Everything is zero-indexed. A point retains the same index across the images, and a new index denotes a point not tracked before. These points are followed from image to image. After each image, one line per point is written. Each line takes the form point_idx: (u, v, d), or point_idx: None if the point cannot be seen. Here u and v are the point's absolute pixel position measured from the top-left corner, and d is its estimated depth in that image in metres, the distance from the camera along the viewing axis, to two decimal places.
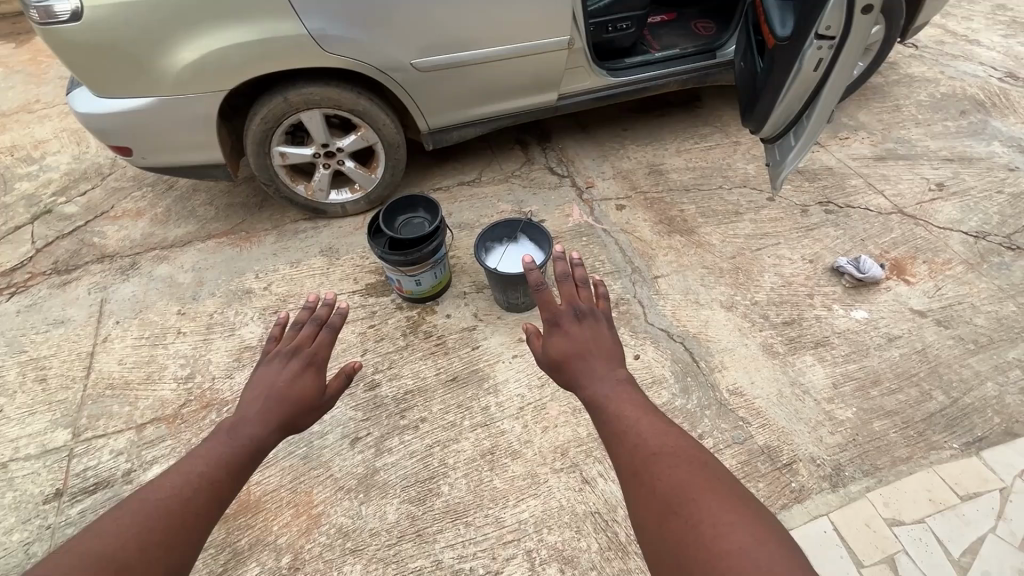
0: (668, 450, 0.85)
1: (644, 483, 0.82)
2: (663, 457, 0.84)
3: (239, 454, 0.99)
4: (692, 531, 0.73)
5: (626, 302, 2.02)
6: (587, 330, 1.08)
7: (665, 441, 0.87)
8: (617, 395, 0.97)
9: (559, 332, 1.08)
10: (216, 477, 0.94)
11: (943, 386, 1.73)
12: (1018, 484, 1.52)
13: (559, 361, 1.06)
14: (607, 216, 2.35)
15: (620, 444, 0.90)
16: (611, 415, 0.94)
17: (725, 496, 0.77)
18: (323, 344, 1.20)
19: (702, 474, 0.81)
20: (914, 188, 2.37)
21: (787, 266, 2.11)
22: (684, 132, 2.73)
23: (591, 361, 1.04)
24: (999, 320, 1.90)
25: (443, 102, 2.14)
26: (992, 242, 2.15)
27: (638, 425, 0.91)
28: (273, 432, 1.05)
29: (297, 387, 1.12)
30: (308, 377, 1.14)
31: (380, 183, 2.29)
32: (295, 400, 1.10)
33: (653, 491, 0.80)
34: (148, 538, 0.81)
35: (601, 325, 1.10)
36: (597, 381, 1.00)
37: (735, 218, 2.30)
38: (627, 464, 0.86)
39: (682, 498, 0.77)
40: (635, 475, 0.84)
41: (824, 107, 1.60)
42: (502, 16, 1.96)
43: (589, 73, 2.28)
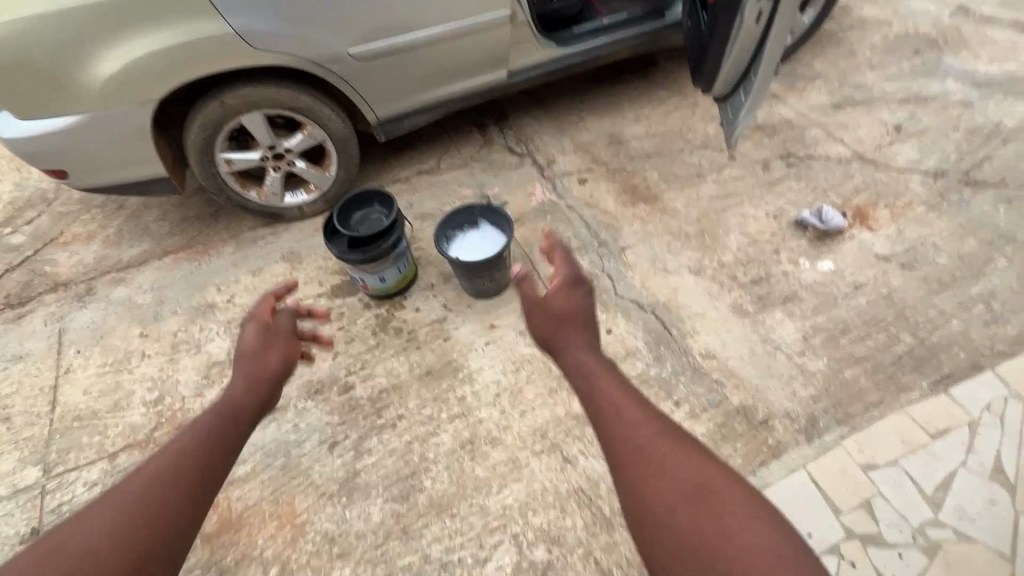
0: (663, 432, 0.88)
1: (638, 465, 0.85)
2: (666, 444, 0.87)
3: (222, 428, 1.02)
4: (693, 514, 0.77)
5: (594, 277, 2.00)
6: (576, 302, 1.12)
7: (660, 426, 0.90)
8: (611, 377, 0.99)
9: (563, 295, 1.12)
10: (201, 459, 0.94)
11: (910, 328, 1.75)
12: (986, 416, 1.55)
13: (550, 327, 1.10)
14: (570, 191, 2.32)
15: (617, 426, 0.91)
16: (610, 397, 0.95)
17: (721, 478, 0.81)
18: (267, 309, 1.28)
19: (696, 457, 0.85)
20: (872, 133, 2.37)
21: (752, 224, 2.10)
22: (641, 97, 2.69)
23: (586, 335, 1.08)
24: (961, 257, 1.92)
25: (388, 92, 2.08)
26: (951, 180, 2.16)
27: (634, 409, 0.92)
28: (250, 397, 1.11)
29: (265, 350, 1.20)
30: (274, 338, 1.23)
31: (336, 180, 2.23)
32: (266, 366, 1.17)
33: (648, 476, 0.83)
34: (136, 528, 0.81)
35: (586, 296, 1.13)
36: (585, 355, 1.04)
37: (698, 180, 2.29)
38: (628, 450, 0.88)
39: (680, 483, 0.81)
40: (627, 459, 0.87)
41: (767, 63, 1.58)
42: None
43: (536, 46, 2.22)
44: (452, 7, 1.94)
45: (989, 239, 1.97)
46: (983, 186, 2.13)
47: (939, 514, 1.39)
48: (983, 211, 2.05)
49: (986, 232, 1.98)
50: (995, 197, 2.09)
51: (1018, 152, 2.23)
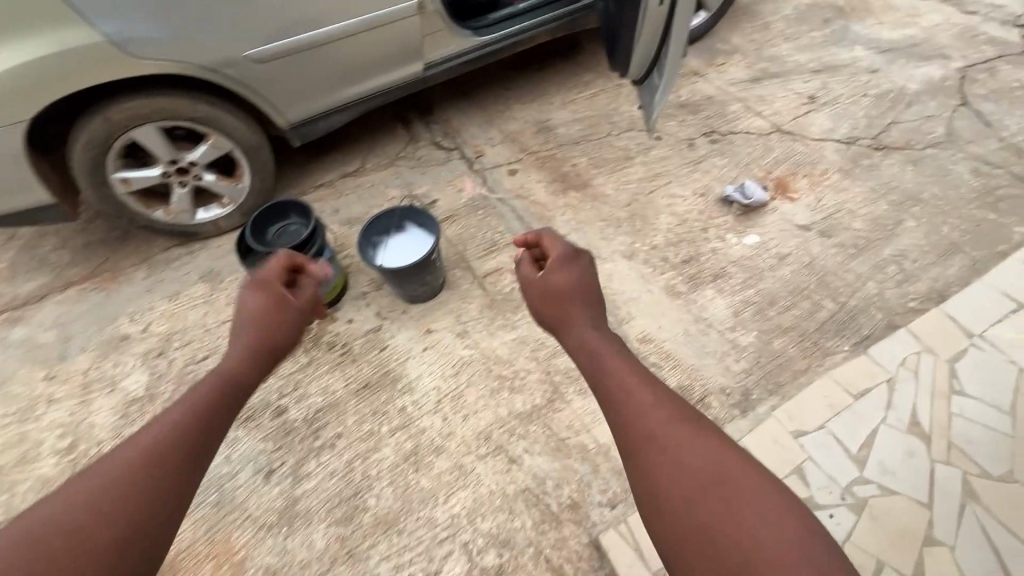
0: (679, 420, 0.88)
1: (648, 449, 0.86)
2: (684, 433, 0.86)
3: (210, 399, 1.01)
4: (708, 498, 0.79)
5: None
6: (576, 275, 1.18)
7: (676, 411, 0.90)
8: (617, 365, 0.99)
9: (557, 275, 1.16)
10: (189, 424, 0.94)
11: (831, 294, 1.82)
12: (902, 372, 1.61)
13: (549, 305, 1.15)
14: (500, 183, 2.28)
15: (628, 411, 0.91)
16: (621, 384, 0.95)
17: (736, 467, 0.81)
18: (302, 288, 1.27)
19: (714, 444, 0.84)
20: (788, 105, 2.43)
21: (680, 204, 2.12)
22: (567, 81, 2.65)
23: (588, 316, 1.11)
24: (874, 220, 2.00)
25: (295, 94, 1.96)
26: (863, 145, 2.25)
27: (647, 395, 0.92)
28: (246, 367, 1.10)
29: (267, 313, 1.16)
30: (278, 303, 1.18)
31: (251, 191, 2.10)
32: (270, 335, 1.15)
33: (662, 462, 0.84)
34: (113, 501, 0.81)
35: (582, 273, 1.18)
36: (590, 332, 1.08)
37: (626, 163, 2.29)
38: (642, 436, 0.88)
39: (697, 470, 0.82)
40: (639, 446, 0.87)
41: (676, 46, 1.58)
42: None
43: (451, 35, 2.14)
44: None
45: (898, 200, 2.05)
46: (890, 149, 2.23)
47: (865, 472, 1.45)
48: (892, 174, 2.14)
49: (895, 195, 2.07)
50: (902, 159, 2.18)
51: (921, 114, 2.33)
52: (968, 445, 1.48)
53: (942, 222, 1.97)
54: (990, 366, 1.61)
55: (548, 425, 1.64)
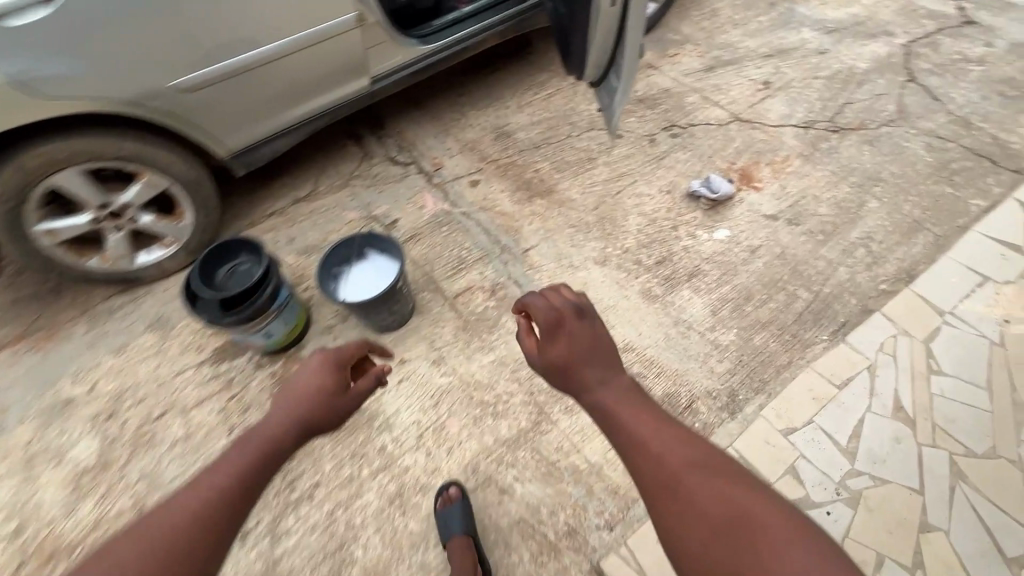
0: (689, 458, 0.81)
1: (659, 490, 0.80)
2: (695, 471, 0.80)
3: (258, 467, 0.95)
4: (730, 544, 0.72)
5: (502, 286, 1.92)
6: (580, 331, 0.99)
7: (684, 445, 0.83)
8: (622, 407, 0.90)
9: (560, 336, 0.98)
10: (243, 491, 0.91)
11: (805, 283, 1.82)
12: (881, 357, 1.62)
13: (556, 382, 0.99)
14: (463, 196, 2.20)
15: (637, 458, 0.84)
16: (625, 427, 0.88)
17: (753, 504, 0.75)
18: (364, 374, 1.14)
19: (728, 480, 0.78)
20: (744, 92, 2.43)
21: (647, 203, 2.08)
22: (521, 83, 2.58)
23: (597, 368, 0.95)
24: (839, 204, 2.01)
25: (233, 121, 1.82)
26: (820, 128, 2.26)
27: (654, 435, 0.85)
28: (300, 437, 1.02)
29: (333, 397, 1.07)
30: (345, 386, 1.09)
31: (196, 228, 1.96)
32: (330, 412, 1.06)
33: (677, 503, 0.78)
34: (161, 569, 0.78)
35: (587, 323, 1.01)
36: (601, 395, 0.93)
37: (590, 165, 2.24)
38: (655, 482, 0.81)
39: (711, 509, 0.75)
40: (653, 492, 0.80)
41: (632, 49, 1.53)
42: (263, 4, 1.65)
43: (396, 46, 2.03)
44: (283, 16, 1.71)
45: (859, 182, 2.07)
46: (846, 131, 2.24)
47: (857, 464, 1.44)
48: (851, 155, 2.16)
49: (856, 176, 2.09)
50: (859, 139, 2.20)
51: (872, 92, 2.36)
52: (951, 425, 1.49)
53: (903, 200, 2.00)
54: (963, 342, 1.63)
55: (537, 449, 1.58)
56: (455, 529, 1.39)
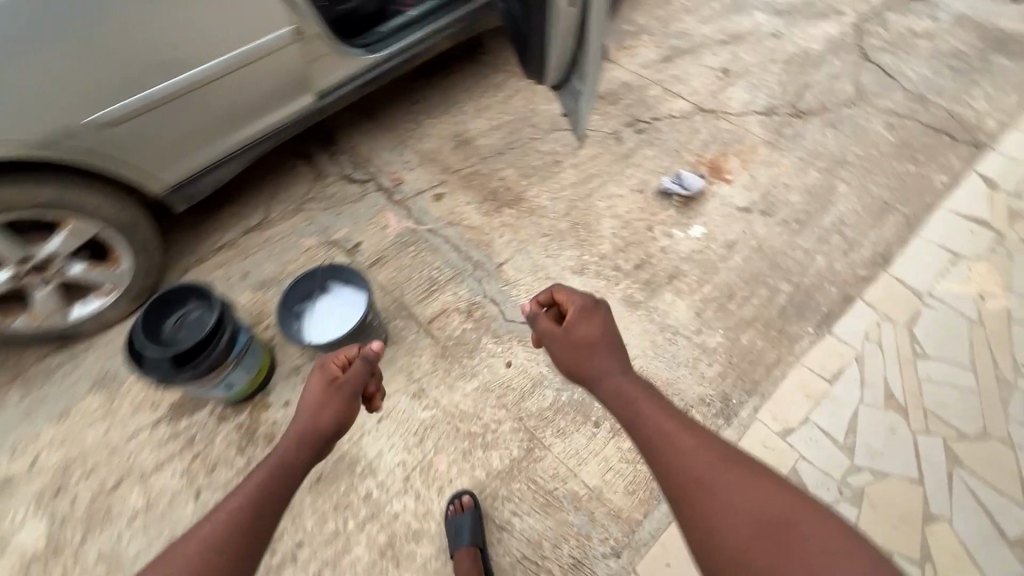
0: (722, 462, 0.93)
1: (695, 491, 0.91)
2: (727, 473, 0.91)
3: (272, 488, 0.97)
4: (768, 536, 0.83)
5: (478, 306, 1.82)
6: (603, 320, 1.19)
7: (716, 453, 0.95)
8: (650, 410, 1.04)
9: (586, 319, 1.18)
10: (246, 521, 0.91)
11: (785, 276, 1.79)
12: (868, 346, 1.61)
13: (578, 358, 1.15)
14: (427, 211, 2.08)
15: (668, 457, 0.96)
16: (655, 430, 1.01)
17: (789, 506, 0.85)
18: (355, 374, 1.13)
19: (762, 484, 0.89)
20: (704, 82, 2.39)
21: (619, 204, 2.02)
22: (476, 85, 2.46)
23: (613, 354, 1.14)
24: (809, 191, 1.99)
25: (166, 154, 1.66)
26: (783, 114, 2.24)
27: (682, 440, 0.98)
28: (302, 452, 1.03)
29: (326, 404, 1.07)
30: (336, 391, 1.10)
31: (136, 273, 1.78)
32: (325, 419, 1.07)
33: (715, 503, 0.89)
34: None
35: (603, 316, 1.20)
36: (620, 380, 1.10)
37: (556, 168, 2.16)
38: (687, 480, 0.93)
39: (748, 510, 0.86)
40: (688, 489, 0.92)
41: (594, 51, 1.44)
42: (179, 19, 1.47)
43: (340, 58, 1.88)
44: (205, 31, 1.53)
45: (827, 166, 2.06)
46: (808, 115, 2.23)
47: (856, 460, 1.43)
48: (816, 139, 2.15)
49: (823, 161, 2.08)
50: (822, 123, 2.19)
51: (830, 74, 2.36)
52: (942, 410, 1.48)
53: (870, 182, 2.00)
54: (943, 323, 1.63)
55: (532, 478, 1.50)
56: (462, 539, 1.37)
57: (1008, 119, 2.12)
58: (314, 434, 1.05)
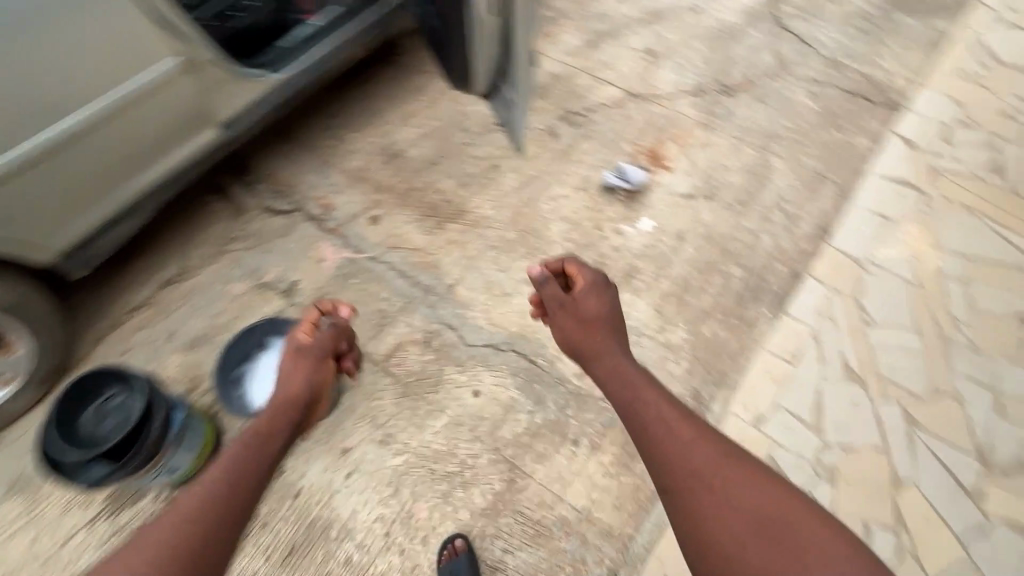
0: (722, 457, 1.00)
1: (695, 486, 0.98)
2: (725, 471, 0.98)
3: (258, 457, 1.15)
4: (762, 532, 0.90)
5: (436, 334, 1.72)
6: (608, 298, 1.32)
7: (719, 451, 1.01)
8: (651, 402, 1.12)
9: (592, 295, 1.32)
10: (238, 484, 1.08)
11: (736, 260, 1.81)
12: (821, 321, 1.65)
13: (582, 332, 1.28)
14: (365, 237, 1.94)
15: (667, 453, 1.03)
16: (653, 425, 1.08)
17: (782, 504, 0.93)
18: (323, 339, 1.44)
19: (765, 485, 0.96)
20: (632, 65, 2.34)
21: (565, 206, 1.96)
22: (398, 91, 2.30)
23: (614, 334, 1.28)
24: (747, 170, 2.01)
25: (46, 218, 1.44)
26: (712, 92, 2.24)
27: (680, 435, 1.05)
28: (278, 418, 1.26)
29: (298, 376, 1.35)
30: (304, 364, 1.37)
31: (38, 356, 1.56)
32: (299, 390, 1.33)
33: (721, 502, 0.95)
34: (181, 549, 0.94)
35: (611, 297, 1.33)
36: (623, 359, 1.23)
37: (496, 174, 2.06)
38: (684, 475, 1.00)
39: (753, 510, 0.93)
40: (687, 483, 0.99)
41: (525, 52, 1.33)
42: (25, 62, 1.23)
43: (241, 85, 1.68)
44: (62, 47, 1.27)
45: (760, 142, 2.08)
46: (737, 91, 2.24)
47: (825, 438, 1.47)
48: (746, 116, 2.16)
49: (756, 137, 2.10)
50: (750, 98, 2.21)
51: (751, 46, 2.37)
52: (896, 375, 1.55)
53: (802, 154, 2.04)
54: (886, 289, 1.70)
55: (518, 510, 1.46)
56: None
57: (918, 77, 2.20)
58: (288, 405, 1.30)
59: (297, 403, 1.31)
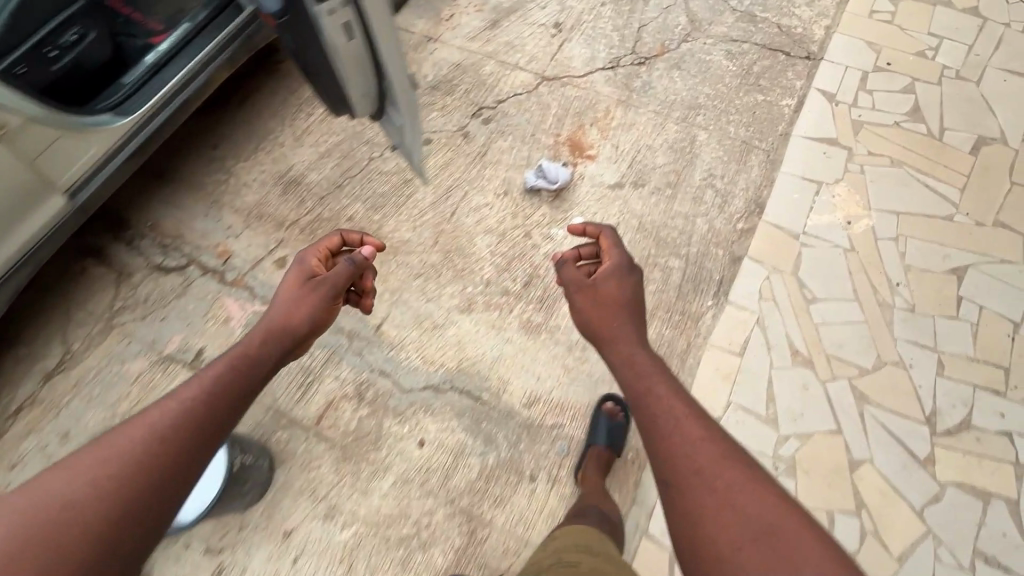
0: (723, 458, 0.82)
1: (690, 483, 0.80)
2: (724, 476, 0.80)
3: (237, 387, 0.90)
4: (762, 546, 0.72)
5: (368, 383, 1.57)
6: (632, 282, 1.19)
7: (724, 454, 0.82)
8: (661, 389, 0.95)
9: (614, 278, 1.19)
10: (205, 418, 0.83)
11: (673, 251, 1.72)
12: (764, 305, 1.60)
13: (596, 316, 1.15)
14: (274, 284, 1.74)
15: (663, 443, 0.86)
16: (649, 415, 0.91)
17: (787, 522, 0.74)
18: (343, 275, 1.17)
19: (769, 496, 0.77)
20: (539, 43, 2.16)
21: (489, 215, 1.81)
22: (285, 106, 2.04)
23: (633, 322, 1.13)
24: (672, 148, 1.91)
25: None
26: (627, 65, 2.09)
27: (680, 423, 0.88)
28: (273, 341, 1.02)
29: (303, 302, 1.09)
30: (314, 291, 1.12)
31: None
32: (300, 317, 1.07)
33: (717, 506, 0.77)
34: (117, 485, 0.72)
35: (637, 282, 1.19)
36: (635, 350, 1.06)
37: (409, 188, 1.88)
38: (681, 474, 0.82)
39: (755, 520, 0.75)
40: (684, 481, 0.81)
41: (394, 55, 1.14)
42: None
43: (80, 136, 1.41)
44: None
45: (682, 115, 1.97)
46: (652, 59, 2.10)
47: (782, 429, 1.44)
48: (665, 86, 2.04)
49: (678, 110, 1.98)
50: (667, 65, 2.08)
51: (661, 6, 2.22)
52: (841, 351, 1.53)
53: (726, 122, 1.94)
54: (823, 260, 1.66)
55: (484, 562, 1.37)
56: None
57: (831, 22, 2.12)
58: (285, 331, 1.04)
59: (297, 332, 1.05)
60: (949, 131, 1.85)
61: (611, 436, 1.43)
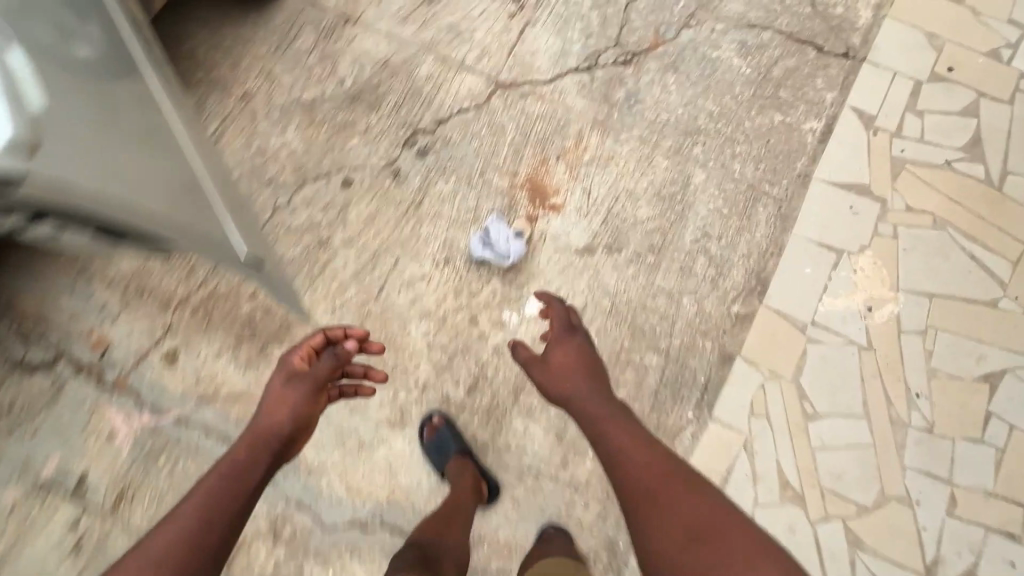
0: (666, 470, 0.90)
1: (647, 498, 0.87)
2: (669, 484, 0.88)
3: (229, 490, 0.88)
4: (702, 539, 0.80)
5: (284, 520, 1.34)
6: (582, 343, 1.09)
7: (660, 462, 0.91)
8: (617, 425, 0.97)
9: (560, 343, 1.09)
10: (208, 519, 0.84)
11: (651, 344, 1.40)
12: (755, 424, 1.33)
13: (547, 380, 1.06)
14: (165, 386, 1.43)
15: (622, 470, 0.92)
16: (610, 450, 0.95)
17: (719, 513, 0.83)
18: (326, 367, 1.05)
19: (701, 497, 0.86)
20: (492, 28, 1.62)
21: (425, 291, 1.45)
22: None
23: (588, 378, 1.04)
24: (659, 193, 1.49)
25: None
26: (607, 64, 1.58)
27: (626, 447, 0.93)
28: (260, 452, 0.95)
29: (284, 400, 1.00)
30: (296, 383, 1.02)
31: None
32: (284, 419, 0.98)
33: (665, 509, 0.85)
34: None
35: (587, 340, 1.10)
36: (590, 397, 1.01)
37: (325, 253, 1.49)
38: (635, 492, 0.88)
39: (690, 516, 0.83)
40: (639, 493, 0.88)
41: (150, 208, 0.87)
42: None
43: None
44: None
45: (676, 143, 1.53)
46: (641, 55, 1.58)
47: None
48: (656, 99, 1.56)
49: (670, 135, 1.53)
50: (660, 66, 1.58)
51: None
52: (839, 484, 1.29)
53: (730, 156, 1.51)
54: (832, 362, 1.36)
55: None
56: None
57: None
58: (271, 435, 0.97)
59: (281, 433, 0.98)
60: (1010, 176, 1.46)
61: (446, 448, 1.32)
